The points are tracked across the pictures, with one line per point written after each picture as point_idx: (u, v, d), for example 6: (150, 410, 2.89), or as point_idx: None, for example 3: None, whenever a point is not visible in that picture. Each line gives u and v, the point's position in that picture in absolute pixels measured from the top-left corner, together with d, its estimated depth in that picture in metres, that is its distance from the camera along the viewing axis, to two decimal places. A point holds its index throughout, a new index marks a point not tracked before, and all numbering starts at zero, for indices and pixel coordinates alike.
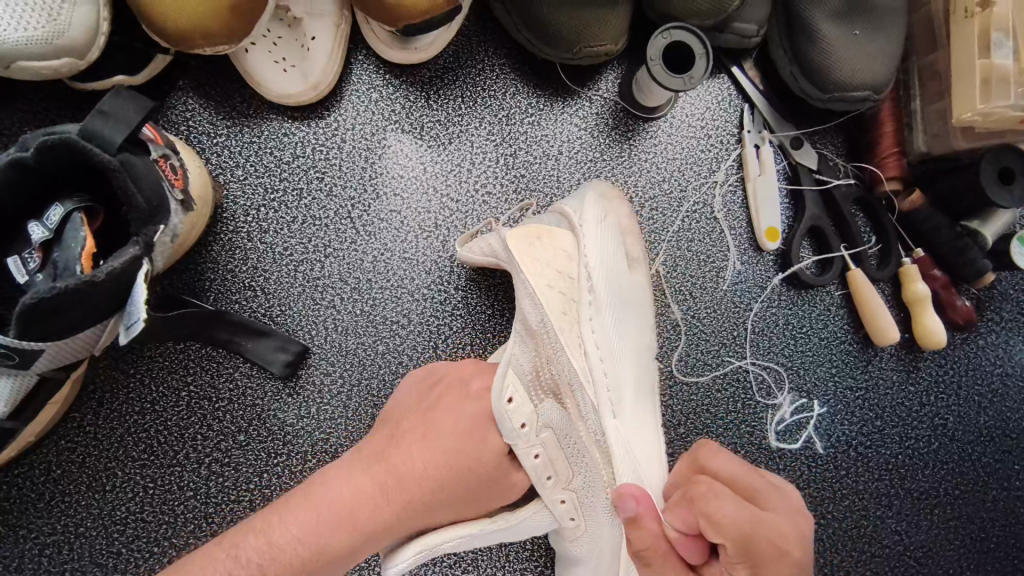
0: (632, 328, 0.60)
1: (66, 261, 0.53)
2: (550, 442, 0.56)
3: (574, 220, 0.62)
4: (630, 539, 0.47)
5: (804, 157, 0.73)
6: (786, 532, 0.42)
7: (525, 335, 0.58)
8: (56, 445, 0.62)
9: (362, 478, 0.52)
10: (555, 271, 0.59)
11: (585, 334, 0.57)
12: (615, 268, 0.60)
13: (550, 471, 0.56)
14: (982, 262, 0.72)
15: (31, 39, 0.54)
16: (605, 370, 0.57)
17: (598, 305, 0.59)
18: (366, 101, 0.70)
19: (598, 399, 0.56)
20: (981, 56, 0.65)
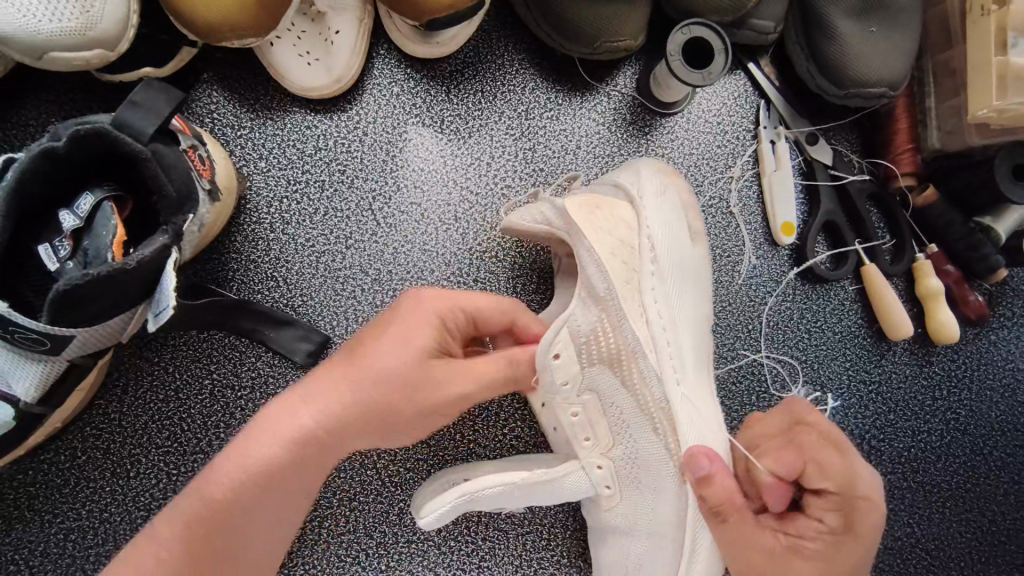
0: (694, 301, 0.61)
1: (97, 249, 0.55)
2: (590, 404, 0.61)
3: (632, 192, 0.62)
4: (703, 497, 0.53)
5: (820, 153, 0.74)
6: (862, 482, 0.54)
7: (590, 301, 0.59)
8: (81, 432, 0.63)
9: (301, 405, 0.50)
10: (618, 241, 0.60)
11: (648, 303, 0.59)
12: (677, 242, 0.61)
13: (588, 431, 0.61)
14: (995, 257, 0.72)
15: (63, 30, 0.54)
16: (668, 339, 0.59)
17: (661, 274, 0.60)
18: (387, 94, 0.70)
19: (661, 366, 0.58)
20: (997, 54, 0.65)
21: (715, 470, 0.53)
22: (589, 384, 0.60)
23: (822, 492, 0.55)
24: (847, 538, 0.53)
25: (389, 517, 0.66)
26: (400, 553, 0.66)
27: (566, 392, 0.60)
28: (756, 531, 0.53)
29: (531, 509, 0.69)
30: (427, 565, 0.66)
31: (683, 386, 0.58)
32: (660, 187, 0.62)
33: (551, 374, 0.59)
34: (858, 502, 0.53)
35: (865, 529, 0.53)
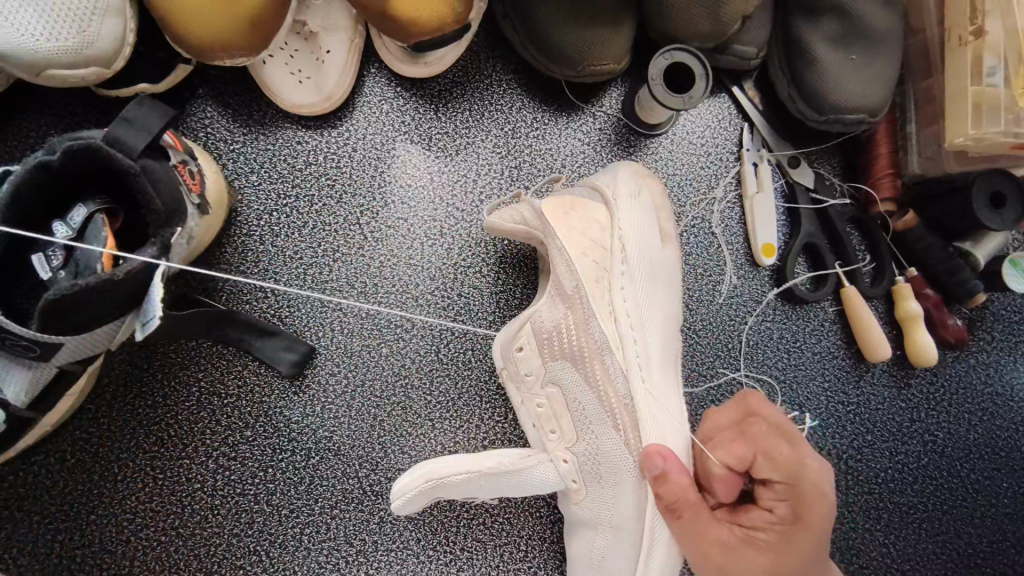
0: (663, 301, 0.64)
1: (89, 260, 0.56)
2: (554, 397, 0.63)
3: (608, 193, 0.64)
4: (659, 494, 0.55)
5: (801, 176, 0.75)
6: (816, 471, 0.55)
7: (559, 296, 0.62)
8: (70, 435, 0.65)
9: None
10: (590, 241, 0.62)
11: (617, 300, 0.61)
12: (648, 241, 0.63)
13: (553, 425, 0.63)
14: (973, 282, 0.73)
15: (61, 49, 0.56)
16: (636, 337, 0.61)
17: (631, 273, 0.62)
18: (377, 112, 0.72)
19: (626, 362, 0.60)
20: (974, 83, 0.67)
21: (670, 468, 0.55)
22: (551, 378, 0.62)
23: (771, 483, 0.56)
24: (798, 529, 0.54)
25: (369, 525, 0.67)
26: (378, 561, 0.67)
27: (528, 382, 0.63)
28: (712, 524, 0.54)
29: (509, 520, 0.70)
30: (405, 574, 0.67)
31: (649, 382, 0.60)
32: (631, 185, 0.64)
33: (514, 365, 0.63)
34: (805, 493, 0.54)
35: (815, 519, 0.53)
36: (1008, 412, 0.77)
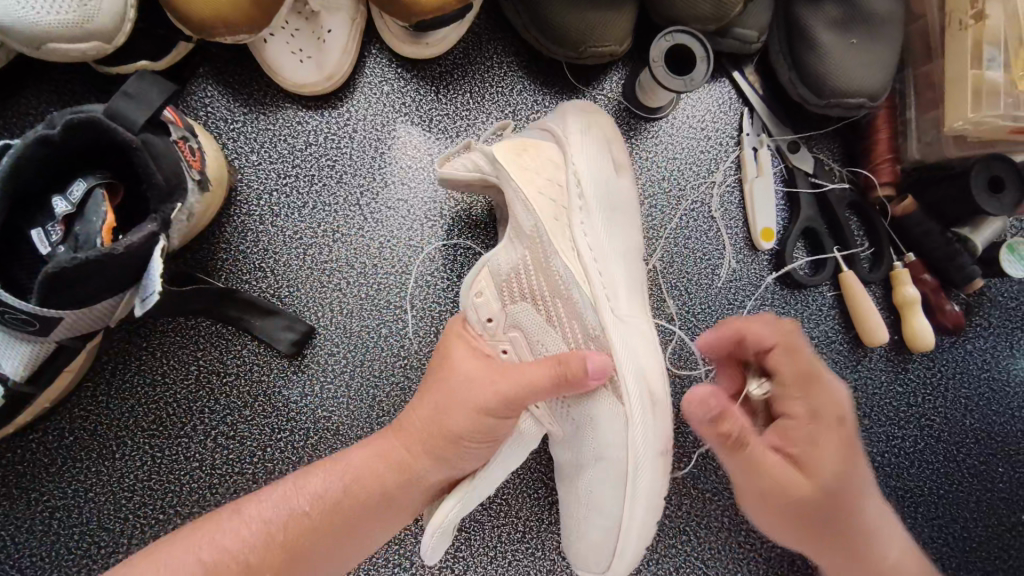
0: (624, 232, 0.62)
1: (88, 235, 0.56)
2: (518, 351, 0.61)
3: (559, 132, 0.62)
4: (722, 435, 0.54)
5: (801, 161, 0.75)
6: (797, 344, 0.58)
7: (518, 238, 0.59)
8: (69, 413, 0.65)
9: (380, 448, 0.57)
10: (547, 179, 0.59)
11: (579, 237, 0.58)
12: (602, 175, 0.61)
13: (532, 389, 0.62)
14: (972, 267, 0.73)
15: (62, 22, 0.56)
16: (600, 271, 0.58)
17: (588, 211, 0.60)
18: (378, 93, 0.72)
19: (597, 297, 0.57)
20: (973, 67, 0.67)
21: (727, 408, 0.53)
22: (512, 321, 0.60)
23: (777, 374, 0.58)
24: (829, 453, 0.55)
25: None
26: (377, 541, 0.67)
27: (490, 328, 0.61)
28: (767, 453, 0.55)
29: (507, 501, 0.70)
30: (403, 555, 0.67)
31: (616, 311, 0.57)
32: (581, 126, 0.63)
33: (474, 311, 0.60)
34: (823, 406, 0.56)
35: (826, 391, 0.56)
36: (1005, 397, 0.78)
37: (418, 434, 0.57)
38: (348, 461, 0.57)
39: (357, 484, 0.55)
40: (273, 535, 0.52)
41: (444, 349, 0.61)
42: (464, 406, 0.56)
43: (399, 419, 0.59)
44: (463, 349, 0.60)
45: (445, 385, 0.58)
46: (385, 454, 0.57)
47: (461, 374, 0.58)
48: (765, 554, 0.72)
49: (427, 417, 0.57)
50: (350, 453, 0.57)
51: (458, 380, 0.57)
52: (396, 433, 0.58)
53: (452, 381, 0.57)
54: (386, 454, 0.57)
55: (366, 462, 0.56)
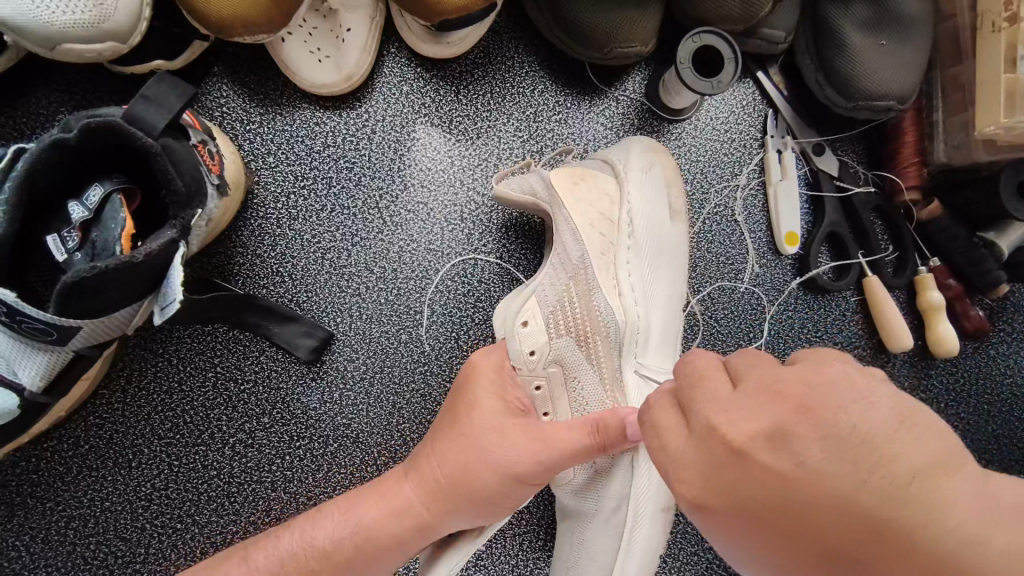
0: (666, 281, 0.64)
1: (106, 242, 0.55)
2: (556, 376, 0.60)
3: (619, 167, 0.64)
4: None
5: (826, 163, 0.74)
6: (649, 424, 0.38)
7: (562, 266, 0.60)
8: (85, 421, 0.63)
9: (396, 499, 0.52)
10: (598, 213, 0.62)
11: (622, 275, 0.61)
12: (656, 222, 0.63)
13: (548, 407, 0.60)
14: (998, 273, 0.72)
15: (78, 22, 0.55)
16: (638, 311, 0.61)
17: (636, 250, 0.62)
18: (397, 93, 0.71)
19: (625, 336, 0.60)
20: (1006, 70, 0.66)
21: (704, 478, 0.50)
22: (555, 356, 0.59)
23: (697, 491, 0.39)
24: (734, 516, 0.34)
25: None
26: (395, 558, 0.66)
27: (532, 362, 0.59)
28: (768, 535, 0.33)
29: (528, 510, 0.69)
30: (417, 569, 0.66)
31: (641, 363, 0.61)
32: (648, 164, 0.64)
33: (515, 342, 0.59)
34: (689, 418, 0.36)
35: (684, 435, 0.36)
36: None
37: (428, 487, 0.52)
38: (358, 507, 0.53)
39: (366, 533, 0.51)
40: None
41: (466, 392, 0.56)
42: (497, 465, 0.51)
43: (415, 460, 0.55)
44: (496, 395, 0.55)
45: (472, 431, 0.53)
46: (372, 504, 0.52)
47: (488, 427, 0.53)
48: None
49: (451, 470, 0.52)
50: (361, 500, 0.53)
51: (486, 435, 0.53)
52: (412, 481, 0.53)
53: (480, 432, 0.53)
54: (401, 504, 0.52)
55: (369, 514, 0.52)
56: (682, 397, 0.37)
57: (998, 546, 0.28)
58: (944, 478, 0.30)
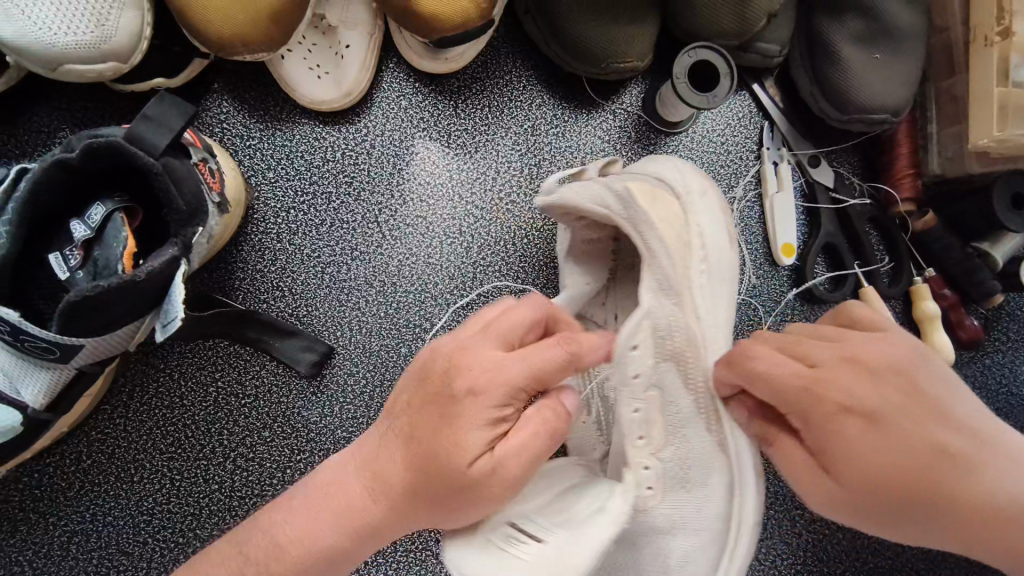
0: (722, 300, 0.60)
1: (108, 260, 0.55)
2: (655, 401, 0.55)
3: (679, 188, 0.61)
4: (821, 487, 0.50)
5: (821, 175, 0.75)
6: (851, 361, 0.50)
7: (670, 290, 0.57)
8: (87, 436, 0.64)
9: (335, 501, 0.49)
10: (676, 237, 0.58)
11: (700, 299, 0.58)
12: (716, 243, 0.60)
13: (643, 431, 0.55)
14: (992, 283, 0.73)
15: (79, 42, 0.55)
16: (711, 325, 0.58)
17: (708, 272, 0.59)
18: (395, 108, 0.71)
19: None
20: (998, 83, 0.66)
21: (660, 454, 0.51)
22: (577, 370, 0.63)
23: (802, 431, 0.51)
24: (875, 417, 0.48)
25: None
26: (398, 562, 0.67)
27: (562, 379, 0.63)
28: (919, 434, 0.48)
29: None
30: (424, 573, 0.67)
31: None
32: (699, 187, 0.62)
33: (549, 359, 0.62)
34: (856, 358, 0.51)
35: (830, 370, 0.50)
36: None
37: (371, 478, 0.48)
38: (317, 486, 0.51)
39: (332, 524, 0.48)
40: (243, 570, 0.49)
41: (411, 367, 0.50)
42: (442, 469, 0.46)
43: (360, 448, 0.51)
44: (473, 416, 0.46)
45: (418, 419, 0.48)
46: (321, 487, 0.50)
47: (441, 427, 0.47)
48: (785, 571, 0.72)
49: (403, 443, 0.48)
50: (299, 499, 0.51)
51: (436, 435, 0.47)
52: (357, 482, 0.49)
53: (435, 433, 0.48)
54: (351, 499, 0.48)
55: (315, 497, 0.50)
56: (739, 361, 0.52)
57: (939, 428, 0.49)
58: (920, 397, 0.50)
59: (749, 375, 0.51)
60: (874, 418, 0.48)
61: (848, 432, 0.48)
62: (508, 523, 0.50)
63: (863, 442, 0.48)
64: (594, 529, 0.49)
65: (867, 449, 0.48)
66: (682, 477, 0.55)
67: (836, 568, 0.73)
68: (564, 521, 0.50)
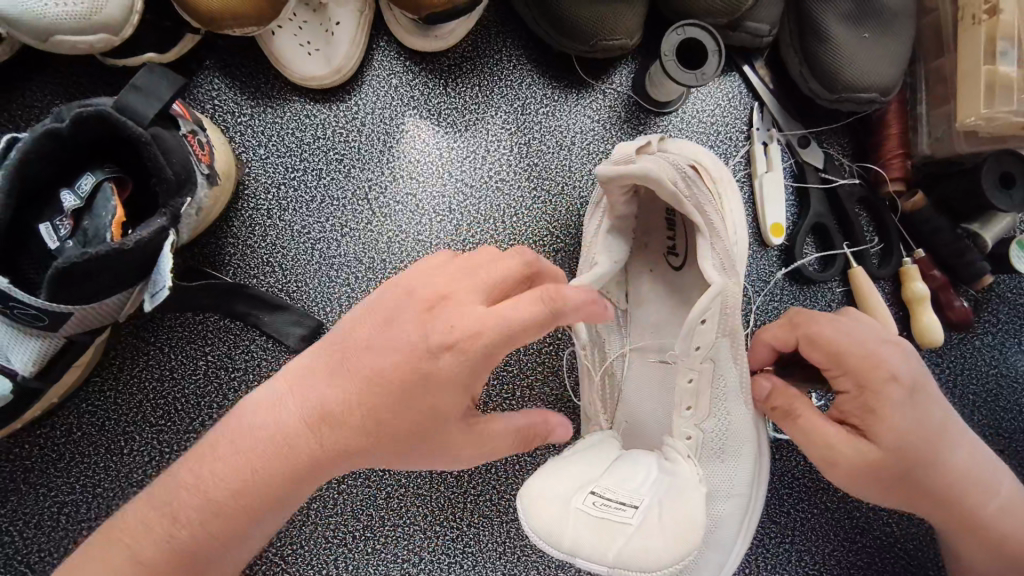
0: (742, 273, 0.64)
1: (98, 229, 0.56)
2: (706, 373, 0.59)
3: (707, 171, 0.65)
4: (839, 456, 0.55)
5: (810, 155, 0.75)
6: (871, 338, 0.56)
7: (721, 262, 0.57)
8: (78, 408, 0.64)
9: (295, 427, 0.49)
10: (716, 212, 0.59)
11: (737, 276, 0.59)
12: (740, 229, 0.65)
13: (689, 401, 0.59)
14: (981, 264, 0.73)
15: (70, 13, 0.56)
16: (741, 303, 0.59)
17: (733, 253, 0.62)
18: (386, 86, 0.72)
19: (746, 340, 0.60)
20: (986, 62, 0.67)
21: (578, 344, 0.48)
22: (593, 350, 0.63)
23: (842, 391, 0.56)
24: (916, 391, 0.55)
25: (376, 500, 0.68)
26: (385, 536, 0.67)
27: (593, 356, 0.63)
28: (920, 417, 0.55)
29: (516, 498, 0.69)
30: (411, 548, 0.68)
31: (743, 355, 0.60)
32: (721, 174, 0.67)
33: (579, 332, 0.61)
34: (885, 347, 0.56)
35: (862, 337, 0.56)
36: (1014, 394, 0.77)
37: (314, 415, 0.49)
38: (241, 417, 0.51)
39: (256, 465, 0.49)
40: (175, 532, 0.49)
41: (407, 295, 0.48)
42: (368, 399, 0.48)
43: (310, 371, 0.50)
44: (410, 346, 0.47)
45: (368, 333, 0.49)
46: (250, 432, 0.50)
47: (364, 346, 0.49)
48: (773, 550, 0.72)
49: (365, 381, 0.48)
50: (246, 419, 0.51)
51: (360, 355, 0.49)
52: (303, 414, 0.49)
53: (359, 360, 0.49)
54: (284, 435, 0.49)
55: (241, 446, 0.50)
56: (803, 323, 0.59)
57: (932, 424, 0.55)
58: (923, 393, 0.56)
59: (810, 335, 0.58)
60: (914, 391, 0.55)
61: (894, 417, 0.54)
62: (589, 492, 0.51)
63: (899, 409, 0.54)
64: (686, 494, 0.53)
65: (892, 411, 0.54)
66: (717, 447, 0.60)
67: (824, 548, 0.73)
68: (649, 495, 0.52)
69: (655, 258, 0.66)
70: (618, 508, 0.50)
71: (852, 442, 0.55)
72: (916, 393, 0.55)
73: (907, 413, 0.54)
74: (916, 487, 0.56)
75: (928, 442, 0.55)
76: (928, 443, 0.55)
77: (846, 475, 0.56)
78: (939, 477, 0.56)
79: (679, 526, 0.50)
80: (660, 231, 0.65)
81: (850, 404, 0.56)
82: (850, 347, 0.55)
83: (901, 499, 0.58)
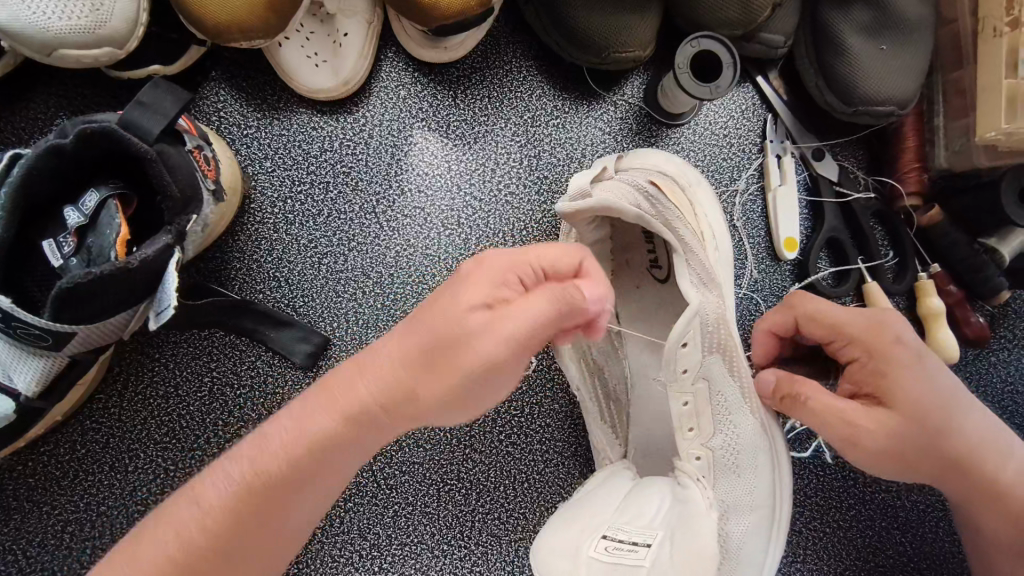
0: (728, 285, 0.62)
1: (101, 248, 0.55)
2: (702, 393, 0.57)
3: (681, 180, 0.64)
4: (869, 429, 0.53)
5: (825, 169, 0.74)
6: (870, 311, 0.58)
7: (701, 282, 0.55)
8: (82, 425, 0.64)
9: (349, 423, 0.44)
10: (689, 224, 0.58)
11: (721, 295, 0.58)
12: (720, 235, 0.64)
13: (692, 422, 0.58)
14: (998, 280, 0.72)
15: (73, 27, 0.55)
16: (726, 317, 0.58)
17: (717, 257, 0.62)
18: (394, 98, 0.71)
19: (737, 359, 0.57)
20: (1007, 75, 0.65)
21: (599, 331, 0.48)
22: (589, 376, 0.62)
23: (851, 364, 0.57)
24: (923, 353, 0.55)
25: (383, 519, 0.67)
26: (393, 555, 0.66)
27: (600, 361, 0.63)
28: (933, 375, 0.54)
29: (525, 514, 0.68)
30: (418, 567, 0.66)
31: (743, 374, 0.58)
32: (696, 179, 0.65)
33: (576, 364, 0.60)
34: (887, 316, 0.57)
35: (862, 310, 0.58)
36: None
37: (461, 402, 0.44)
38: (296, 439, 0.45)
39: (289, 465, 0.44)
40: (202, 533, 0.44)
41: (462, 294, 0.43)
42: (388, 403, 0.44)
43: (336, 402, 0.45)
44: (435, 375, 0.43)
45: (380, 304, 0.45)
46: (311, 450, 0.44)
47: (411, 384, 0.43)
48: (785, 569, 0.71)
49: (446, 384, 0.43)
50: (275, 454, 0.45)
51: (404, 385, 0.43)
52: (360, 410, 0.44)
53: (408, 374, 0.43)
54: (305, 426, 0.45)
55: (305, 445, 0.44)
56: (800, 304, 0.61)
57: (945, 383, 0.55)
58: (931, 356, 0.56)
59: (810, 312, 0.59)
60: (923, 354, 0.55)
61: (906, 378, 0.54)
62: (601, 536, 0.51)
63: (910, 370, 0.54)
64: (699, 522, 0.52)
65: (905, 371, 0.54)
66: (731, 463, 0.58)
67: (836, 567, 0.72)
68: (663, 530, 0.52)
69: (639, 274, 0.65)
70: (628, 550, 0.50)
71: (872, 418, 0.54)
72: (926, 357, 0.55)
73: (918, 372, 0.54)
74: (940, 454, 0.55)
75: (944, 406, 0.54)
76: (944, 403, 0.54)
77: (877, 452, 0.54)
78: (961, 440, 0.55)
79: (690, 560, 0.50)
80: (641, 247, 0.64)
81: (862, 377, 0.56)
82: (851, 318, 0.57)
83: (922, 472, 0.56)
